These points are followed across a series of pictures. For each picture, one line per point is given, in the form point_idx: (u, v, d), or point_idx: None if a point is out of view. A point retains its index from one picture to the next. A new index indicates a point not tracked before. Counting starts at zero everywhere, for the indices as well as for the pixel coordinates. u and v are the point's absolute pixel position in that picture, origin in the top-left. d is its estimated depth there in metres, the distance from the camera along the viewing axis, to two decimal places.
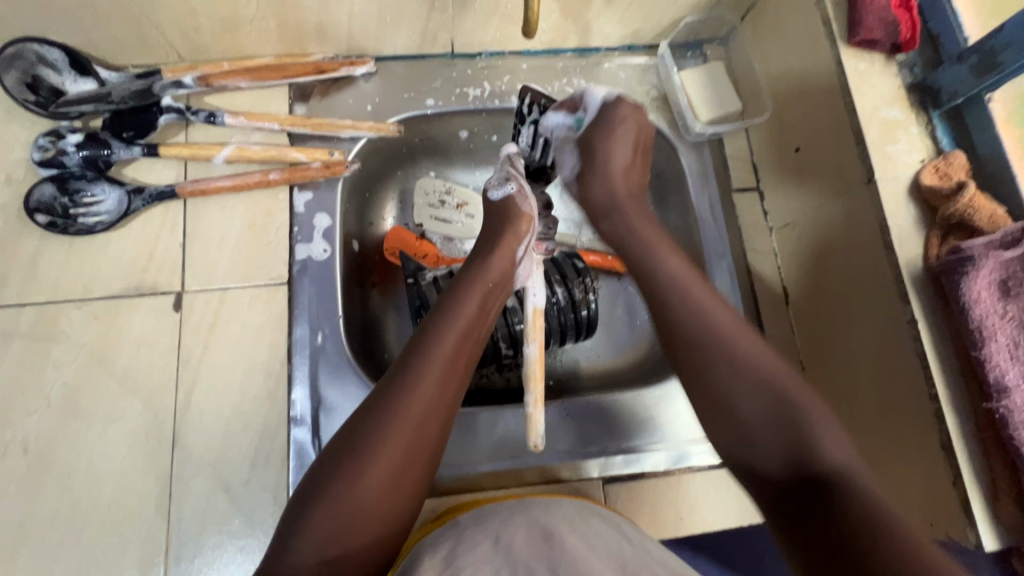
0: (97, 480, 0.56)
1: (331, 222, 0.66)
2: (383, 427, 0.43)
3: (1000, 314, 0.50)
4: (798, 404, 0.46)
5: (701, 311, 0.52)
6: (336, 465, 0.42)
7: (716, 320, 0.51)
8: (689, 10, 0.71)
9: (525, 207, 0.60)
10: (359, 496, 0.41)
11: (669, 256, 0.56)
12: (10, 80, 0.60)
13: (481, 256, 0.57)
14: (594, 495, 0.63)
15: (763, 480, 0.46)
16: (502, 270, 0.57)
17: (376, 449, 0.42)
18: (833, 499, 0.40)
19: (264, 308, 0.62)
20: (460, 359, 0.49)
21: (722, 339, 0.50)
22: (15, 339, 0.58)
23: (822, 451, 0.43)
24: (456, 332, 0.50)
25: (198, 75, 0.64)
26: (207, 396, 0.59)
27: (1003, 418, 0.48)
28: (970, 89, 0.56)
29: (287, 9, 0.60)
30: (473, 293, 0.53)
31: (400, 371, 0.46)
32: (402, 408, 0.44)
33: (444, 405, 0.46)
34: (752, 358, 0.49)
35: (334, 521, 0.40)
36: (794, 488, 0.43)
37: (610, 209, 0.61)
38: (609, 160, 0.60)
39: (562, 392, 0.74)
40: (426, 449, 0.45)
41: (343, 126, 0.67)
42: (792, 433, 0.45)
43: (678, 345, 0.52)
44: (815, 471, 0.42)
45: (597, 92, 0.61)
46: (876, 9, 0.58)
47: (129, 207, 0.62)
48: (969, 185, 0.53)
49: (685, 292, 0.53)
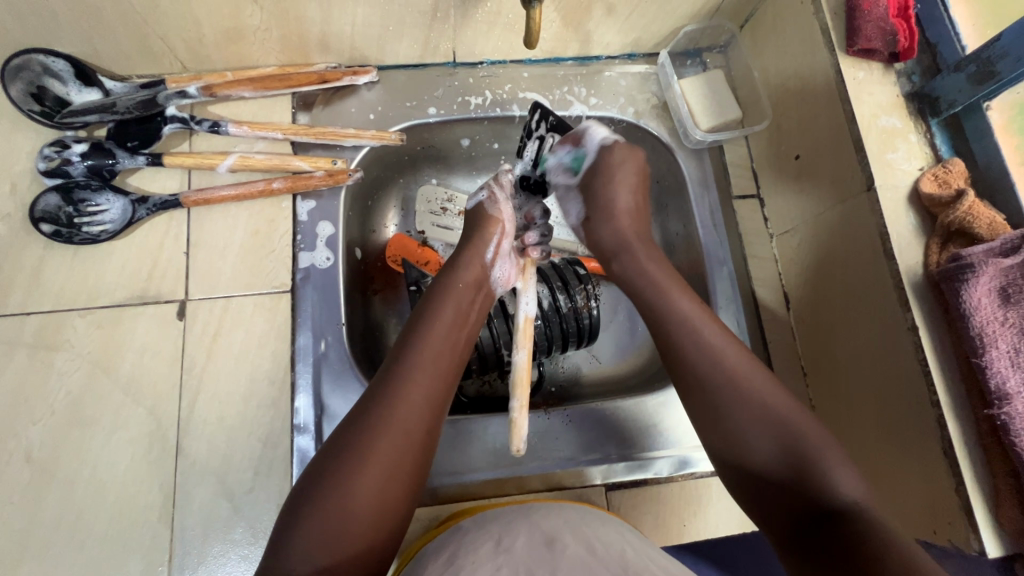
0: (101, 488, 0.56)
1: (334, 230, 0.67)
2: (369, 433, 0.44)
3: (999, 321, 0.50)
4: (807, 437, 0.46)
5: (708, 351, 0.51)
6: (326, 472, 0.42)
7: (719, 346, 0.51)
8: (688, 19, 0.72)
9: (493, 212, 0.62)
10: (349, 501, 0.41)
11: (675, 291, 0.56)
12: (15, 91, 0.60)
13: (457, 260, 0.58)
14: (596, 501, 0.63)
15: (778, 518, 0.45)
16: (479, 271, 0.58)
17: (363, 455, 0.43)
18: (851, 536, 0.40)
19: (267, 316, 0.62)
20: (441, 361, 0.50)
21: (734, 378, 0.50)
22: (19, 348, 0.58)
23: (835, 489, 0.43)
24: (435, 336, 0.51)
25: (203, 85, 0.64)
26: (210, 404, 0.59)
27: (1004, 425, 0.48)
28: (967, 98, 0.56)
29: (290, 19, 0.61)
30: (449, 297, 0.54)
31: (385, 379, 0.47)
32: (387, 414, 0.45)
33: (429, 406, 0.47)
34: (756, 389, 0.49)
35: (326, 525, 0.40)
36: (809, 525, 0.43)
37: (620, 248, 0.61)
38: (611, 203, 0.62)
39: (563, 399, 0.74)
40: (414, 452, 0.45)
41: (346, 135, 0.68)
42: (805, 469, 0.45)
43: (689, 384, 0.51)
44: (831, 506, 0.43)
45: (595, 133, 0.63)
46: (874, 18, 0.59)
47: (133, 216, 0.62)
48: (969, 192, 0.54)
49: (696, 329, 0.52)
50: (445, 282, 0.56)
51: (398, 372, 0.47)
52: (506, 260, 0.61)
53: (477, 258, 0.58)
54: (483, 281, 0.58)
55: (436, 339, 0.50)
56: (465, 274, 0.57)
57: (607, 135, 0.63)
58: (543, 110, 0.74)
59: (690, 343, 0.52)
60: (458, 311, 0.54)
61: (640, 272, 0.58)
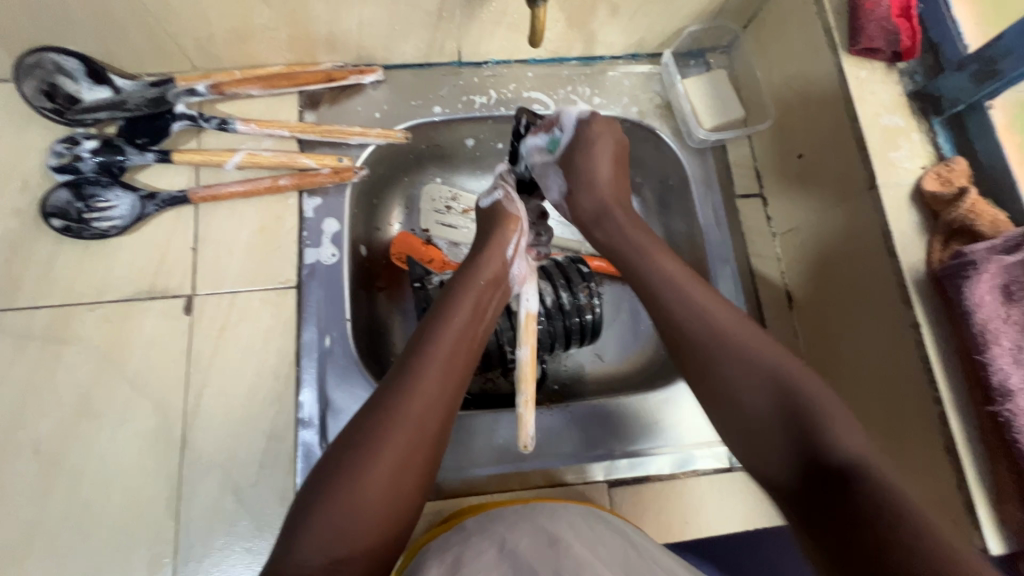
0: (108, 480, 0.56)
1: (340, 226, 0.67)
2: (383, 425, 0.44)
3: (1002, 318, 0.50)
4: (807, 396, 0.46)
5: (700, 317, 0.51)
6: (340, 463, 0.42)
7: (708, 309, 0.52)
8: (692, 20, 0.72)
9: (510, 209, 0.61)
10: (361, 494, 0.41)
11: (659, 257, 0.56)
12: (28, 88, 0.61)
13: (474, 258, 0.59)
14: (599, 500, 0.63)
15: (785, 480, 0.45)
16: (498, 269, 0.59)
17: (378, 447, 0.43)
18: (854, 496, 0.40)
19: (273, 311, 0.63)
20: (457, 357, 0.50)
21: (727, 340, 0.50)
22: (30, 341, 0.59)
23: (838, 444, 0.43)
24: (452, 331, 0.51)
25: (211, 83, 0.66)
26: (216, 398, 0.60)
27: (1006, 422, 0.48)
28: (970, 96, 0.57)
29: (298, 19, 0.62)
30: (468, 293, 0.55)
31: (399, 372, 0.47)
32: (403, 404, 0.45)
33: (443, 402, 0.47)
34: (747, 352, 0.49)
35: (337, 516, 0.40)
36: (814, 486, 0.42)
37: (602, 216, 0.61)
38: (594, 174, 0.61)
39: (565, 396, 0.74)
40: (428, 445, 0.45)
41: (352, 133, 0.69)
42: (807, 430, 0.44)
43: (682, 349, 0.52)
44: (834, 464, 0.42)
45: (572, 112, 0.60)
46: (877, 18, 0.60)
47: (142, 212, 0.63)
48: (971, 190, 0.54)
49: (685, 293, 0.53)
50: (461, 278, 0.56)
51: (412, 365, 0.48)
52: (523, 259, 0.62)
53: (495, 254, 0.59)
54: (501, 278, 0.59)
55: (453, 334, 0.51)
56: (482, 271, 0.57)
57: (582, 112, 0.61)
58: (547, 109, 0.75)
59: (681, 309, 0.52)
60: (474, 307, 0.54)
61: (630, 241, 0.59)
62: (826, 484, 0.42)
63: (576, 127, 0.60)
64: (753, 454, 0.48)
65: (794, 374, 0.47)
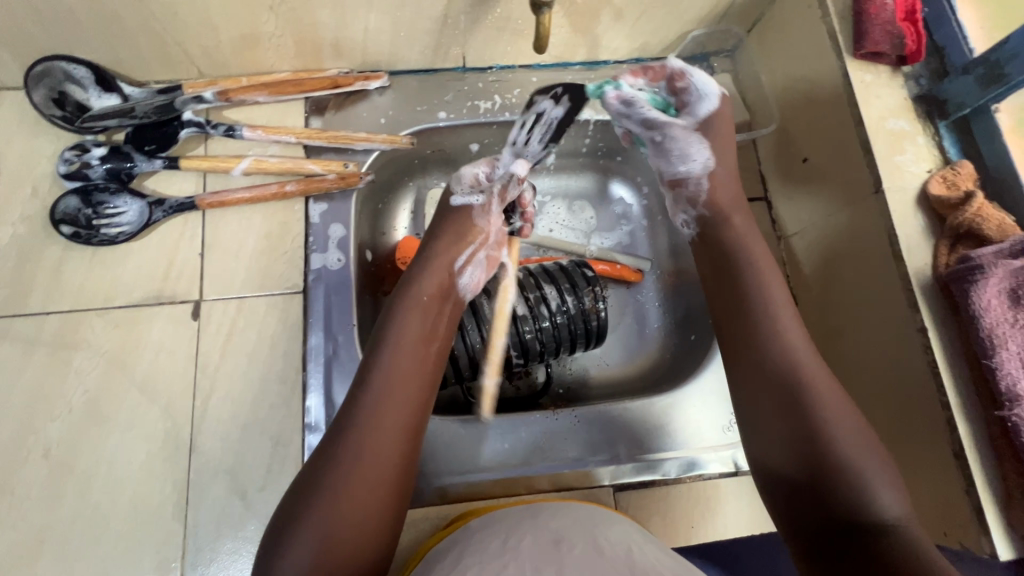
0: (116, 484, 0.57)
1: (345, 232, 0.68)
2: (348, 465, 0.46)
3: (1010, 322, 0.50)
4: (852, 449, 0.47)
5: (782, 342, 0.53)
6: (304, 504, 0.44)
7: (793, 345, 0.52)
8: (696, 24, 0.72)
9: (482, 222, 0.65)
10: (333, 533, 0.43)
11: (771, 276, 0.57)
12: (38, 96, 0.63)
13: (419, 277, 0.59)
14: (605, 500, 0.63)
15: (800, 527, 0.47)
16: (447, 288, 0.60)
17: (345, 487, 0.45)
18: (879, 544, 0.42)
19: (279, 316, 0.63)
20: (409, 382, 0.51)
21: (804, 376, 0.51)
22: (39, 347, 0.59)
23: (879, 505, 0.44)
24: (406, 358, 0.52)
25: (218, 90, 0.66)
26: (223, 403, 0.60)
27: (1015, 427, 0.48)
28: (976, 100, 0.57)
29: (304, 26, 0.62)
30: (413, 312, 0.56)
31: (356, 408, 0.49)
32: (366, 442, 0.47)
33: (399, 431, 0.49)
34: (810, 382, 0.50)
35: (307, 555, 0.42)
36: (830, 527, 0.44)
37: (734, 209, 0.63)
38: (722, 161, 0.65)
39: (570, 400, 0.75)
40: (394, 478, 0.47)
41: (357, 139, 0.69)
42: (834, 472, 0.46)
43: (751, 380, 0.53)
44: (869, 521, 0.43)
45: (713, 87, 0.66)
46: (882, 22, 0.60)
47: (150, 218, 0.64)
48: (977, 194, 0.54)
49: (777, 323, 0.54)
50: (408, 298, 0.57)
51: (367, 399, 0.49)
52: (478, 267, 0.64)
53: (438, 269, 0.60)
54: (446, 290, 0.60)
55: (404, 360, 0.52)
56: (426, 288, 0.58)
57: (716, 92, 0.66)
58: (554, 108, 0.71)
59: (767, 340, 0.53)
60: (424, 327, 0.55)
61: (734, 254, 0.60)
62: (853, 539, 0.43)
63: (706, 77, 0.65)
64: (777, 494, 0.49)
65: (851, 422, 0.48)
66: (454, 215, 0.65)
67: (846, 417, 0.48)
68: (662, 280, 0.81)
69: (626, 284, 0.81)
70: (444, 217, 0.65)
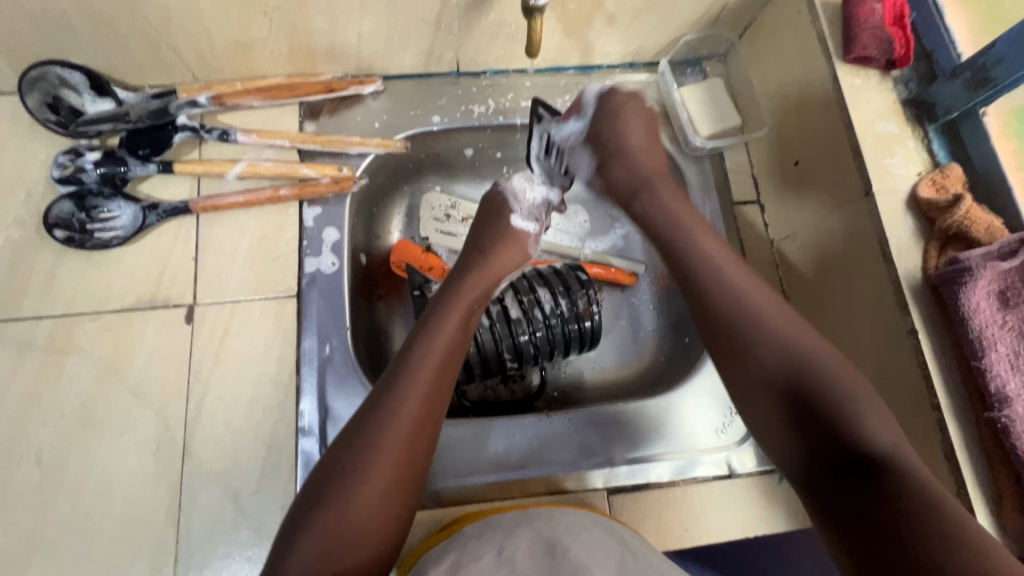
0: (109, 488, 0.57)
1: (340, 236, 0.68)
2: (371, 450, 0.47)
3: (999, 324, 0.51)
4: (824, 377, 0.49)
5: (720, 282, 0.57)
6: (328, 488, 0.46)
7: (744, 291, 0.56)
8: (688, 29, 0.73)
9: (532, 249, 0.69)
10: (355, 510, 0.45)
11: (700, 236, 0.60)
12: (32, 101, 0.63)
13: (460, 280, 0.62)
14: (598, 505, 0.62)
15: (803, 465, 0.48)
16: (483, 291, 0.63)
17: (369, 471, 0.46)
18: (880, 477, 0.43)
19: (273, 320, 0.63)
20: (442, 373, 0.53)
21: (756, 314, 0.54)
22: (32, 352, 0.59)
23: (868, 435, 0.45)
24: (441, 347, 0.54)
25: (213, 94, 0.66)
26: (217, 407, 0.60)
27: (1005, 428, 0.49)
28: (964, 103, 0.58)
29: (298, 30, 0.62)
30: (455, 309, 0.58)
31: (381, 399, 0.50)
32: (390, 424, 0.48)
33: (430, 417, 0.51)
34: (777, 325, 0.53)
35: (326, 542, 0.43)
36: (835, 466, 0.46)
37: (640, 186, 0.66)
38: (627, 141, 0.68)
39: (565, 403, 0.75)
40: (413, 467, 0.49)
41: (351, 143, 0.69)
42: (830, 417, 0.47)
43: (724, 340, 0.55)
44: (865, 453, 0.45)
45: (592, 91, 0.70)
46: (871, 27, 0.60)
47: (144, 222, 0.64)
48: (966, 197, 0.55)
49: (725, 278, 0.57)
50: (444, 298, 0.60)
51: (399, 385, 0.51)
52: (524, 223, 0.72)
53: (489, 275, 0.64)
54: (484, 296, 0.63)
55: (440, 351, 0.54)
56: (467, 292, 0.61)
57: (602, 89, 0.70)
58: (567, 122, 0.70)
59: (721, 294, 0.56)
60: (462, 320, 0.58)
61: (677, 229, 0.62)
62: (853, 471, 0.44)
63: (599, 101, 0.69)
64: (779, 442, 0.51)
65: (813, 349, 0.51)
66: (511, 232, 0.68)
67: (823, 352, 0.51)
68: (655, 283, 0.82)
69: (621, 286, 0.81)
70: (486, 222, 0.69)
